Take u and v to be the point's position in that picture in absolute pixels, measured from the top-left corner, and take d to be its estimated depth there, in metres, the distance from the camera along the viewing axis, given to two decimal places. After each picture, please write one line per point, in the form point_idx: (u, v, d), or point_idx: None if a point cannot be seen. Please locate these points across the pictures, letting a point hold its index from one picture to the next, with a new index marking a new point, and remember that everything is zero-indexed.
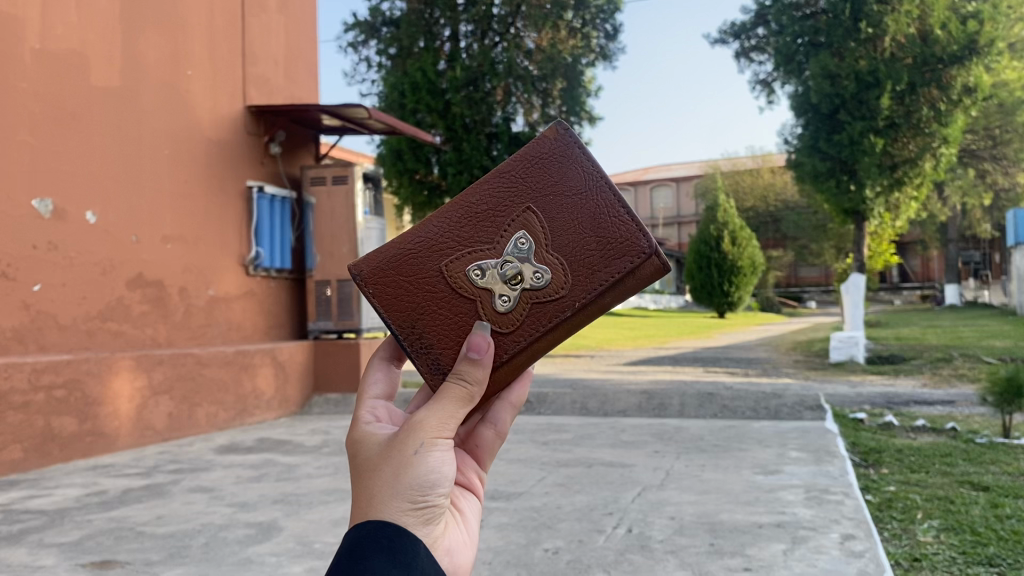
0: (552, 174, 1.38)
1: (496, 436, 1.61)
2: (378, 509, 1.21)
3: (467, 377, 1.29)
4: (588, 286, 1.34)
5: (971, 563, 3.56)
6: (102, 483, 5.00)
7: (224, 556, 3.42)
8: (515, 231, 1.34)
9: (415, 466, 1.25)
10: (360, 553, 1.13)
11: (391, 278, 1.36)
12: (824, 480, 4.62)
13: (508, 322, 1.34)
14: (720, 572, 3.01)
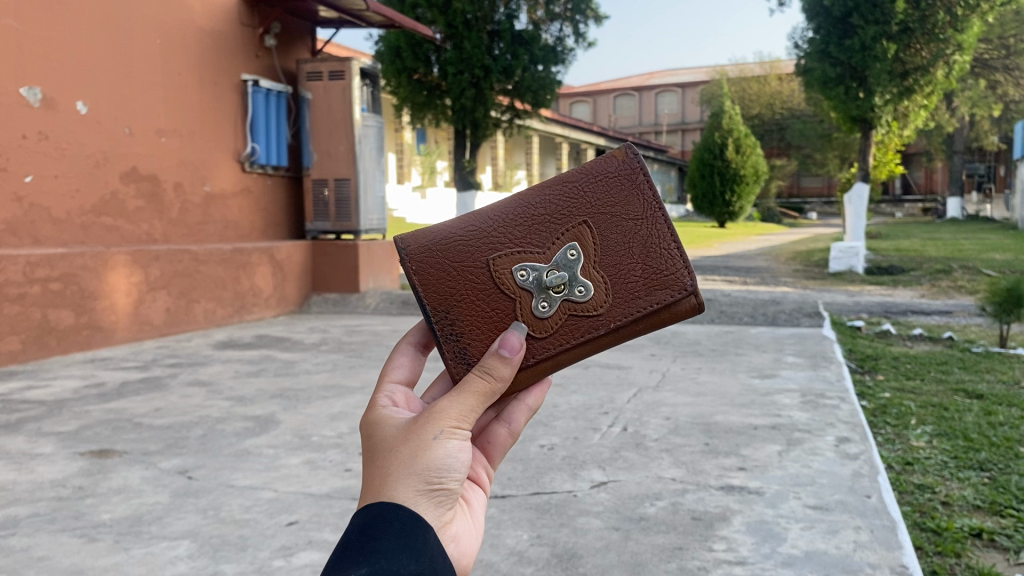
0: (614, 195, 1.29)
1: (509, 436, 1.40)
2: (394, 489, 1.05)
3: (492, 373, 1.16)
4: (627, 310, 1.27)
5: (962, 467, 3.59)
6: (101, 376, 5.01)
7: (222, 447, 3.44)
8: (568, 242, 1.26)
9: (433, 451, 1.09)
10: (374, 535, 0.99)
11: (437, 259, 1.26)
12: (821, 384, 4.62)
13: (542, 325, 1.25)
14: (714, 471, 3.02)
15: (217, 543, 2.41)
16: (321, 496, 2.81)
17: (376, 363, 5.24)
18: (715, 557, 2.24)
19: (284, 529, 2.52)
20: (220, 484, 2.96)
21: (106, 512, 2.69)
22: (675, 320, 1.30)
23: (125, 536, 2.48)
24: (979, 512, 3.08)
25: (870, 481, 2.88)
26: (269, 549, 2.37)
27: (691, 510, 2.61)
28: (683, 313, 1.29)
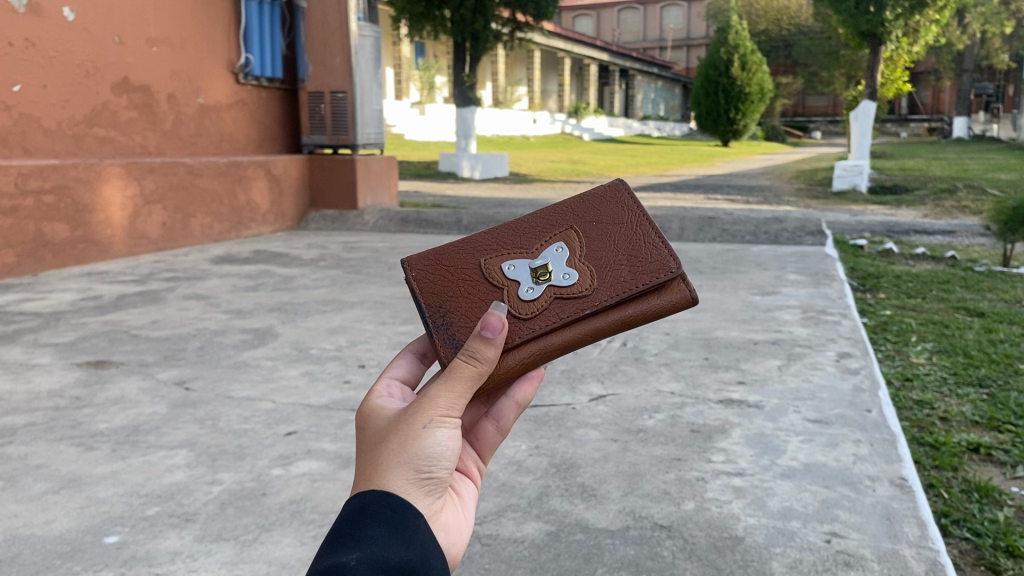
0: (597, 202, 1.29)
1: (497, 433, 1.27)
2: (382, 477, 0.98)
3: (477, 355, 1.05)
4: (613, 290, 1.21)
5: (961, 383, 3.59)
6: (97, 289, 4.97)
7: (220, 358, 3.43)
8: (555, 240, 1.23)
9: (421, 441, 1.01)
10: (365, 520, 0.92)
11: (432, 265, 1.24)
12: (822, 301, 4.59)
13: (529, 309, 1.18)
14: (713, 384, 3.01)
15: (214, 453, 2.40)
16: (319, 407, 2.79)
17: (374, 279, 5.19)
18: (713, 469, 2.23)
19: (283, 439, 2.51)
20: (218, 395, 2.95)
21: (103, 422, 2.67)
22: (661, 308, 1.24)
23: (122, 445, 2.46)
24: (977, 427, 3.08)
25: (870, 395, 2.87)
26: (267, 459, 2.36)
27: (689, 423, 2.59)
28: (672, 301, 1.24)
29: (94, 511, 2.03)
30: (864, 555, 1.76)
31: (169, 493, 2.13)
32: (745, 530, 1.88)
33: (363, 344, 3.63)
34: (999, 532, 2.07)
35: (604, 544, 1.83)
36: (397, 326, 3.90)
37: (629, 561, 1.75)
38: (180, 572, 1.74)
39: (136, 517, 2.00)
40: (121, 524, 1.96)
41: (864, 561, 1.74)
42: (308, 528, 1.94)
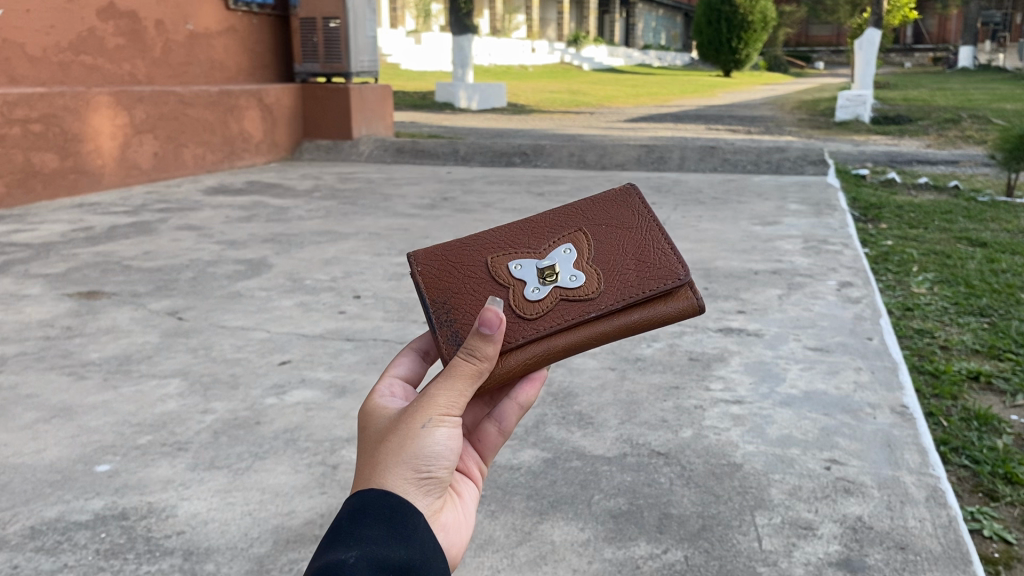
0: (606, 208, 1.20)
1: (499, 435, 1.14)
2: (379, 476, 0.87)
3: (476, 353, 0.93)
4: (620, 295, 1.13)
5: (962, 313, 3.55)
6: (89, 220, 4.90)
7: (213, 289, 3.38)
8: (564, 241, 1.15)
9: (421, 441, 0.90)
10: (364, 518, 0.81)
11: (437, 261, 1.16)
12: (823, 231, 4.53)
13: (534, 310, 1.11)
14: (713, 314, 2.96)
15: (207, 382, 2.37)
16: (314, 337, 2.76)
17: (369, 210, 5.10)
18: (712, 397, 2.20)
19: (277, 369, 2.48)
20: (211, 325, 2.90)
21: (95, 352, 2.64)
22: (667, 315, 1.16)
23: (114, 375, 2.43)
24: (978, 356, 3.05)
25: (872, 323, 2.83)
26: (261, 388, 2.33)
27: (688, 352, 2.56)
28: (678, 310, 1.17)
29: (85, 440, 2.00)
30: (864, 482, 1.74)
31: (162, 422, 2.11)
32: (743, 457, 1.86)
33: (357, 275, 3.57)
34: (998, 458, 2.05)
35: (601, 471, 1.81)
36: (393, 257, 3.84)
37: (626, 487, 1.73)
38: (173, 500, 1.72)
39: (128, 446, 1.97)
40: (113, 453, 1.94)
41: (864, 487, 1.72)
42: (302, 456, 1.92)
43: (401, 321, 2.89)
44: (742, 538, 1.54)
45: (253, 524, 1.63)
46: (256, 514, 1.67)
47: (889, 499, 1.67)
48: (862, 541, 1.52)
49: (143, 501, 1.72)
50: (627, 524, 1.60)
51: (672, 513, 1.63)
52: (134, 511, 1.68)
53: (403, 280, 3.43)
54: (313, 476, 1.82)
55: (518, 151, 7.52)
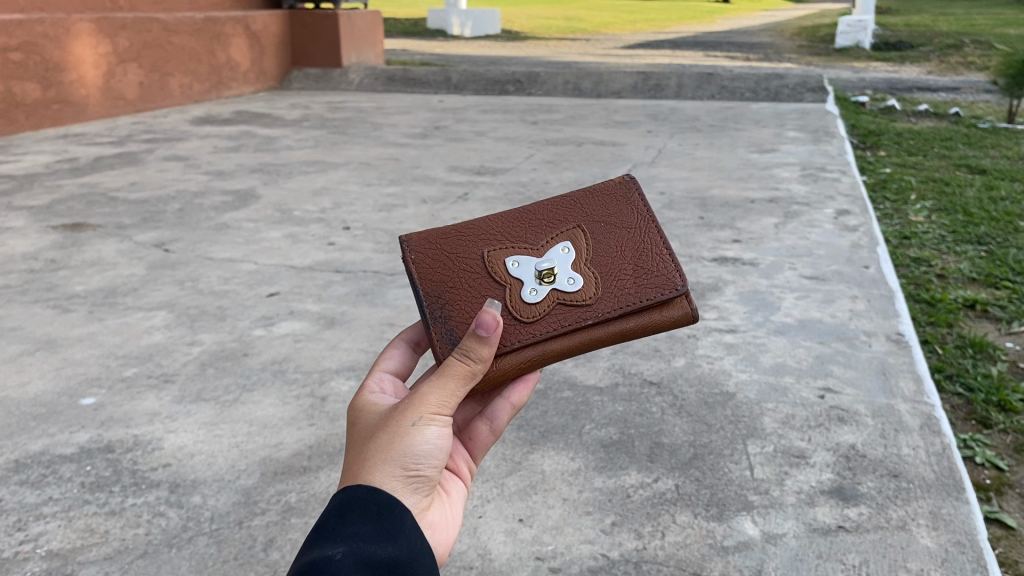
0: (605, 204, 1.13)
1: (490, 435, 1.06)
2: (366, 472, 0.80)
3: (470, 354, 0.87)
4: (616, 302, 1.08)
5: (960, 241, 3.50)
6: (73, 151, 4.81)
7: (200, 221, 3.32)
8: (563, 238, 1.08)
9: (410, 440, 0.83)
10: (350, 515, 0.75)
11: (432, 248, 1.07)
12: (821, 159, 4.45)
13: (532, 312, 1.05)
14: (708, 244, 2.90)
15: (194, 315, 2.33)
16: (302, 269, 2.71)
17: (359, 140, 5.00)
18: (706, 327, 2.17)
19: (265, 301, 2.44)
20: (198, 257, 2.85)
21: (79, 284, 2.60)
22: (659, 324, 1.10)
23: (100, 308, 2.40)
24: (974, 285, 3.02)
25: (868, 252, 2.79)
26: (249, 320, 2.30)
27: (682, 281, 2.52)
28: (672, 318, 1.10)
29: (69, 373, 1.97)
30: (858, 411, 1.72)
31: (148, 354, 2.08)
32: (736, 385, 1.84)
33: (347, 206, 3.50)
34: (992, 386, 2.03)
35: (592, 401, 1.78)
36: (383, 188, 3.77)
37: (617, 418, 1.71)
38: (159, 433, 1.70)
39: (113, 378, 1.95)
40: (98, 385, 1.91)
41: (858, 416, 1.70)
42: (291, 388, 1.89)
43: (391, 253, 2.83)
44: (733, 468, 1.52)
45: (240, 456, 1.61)
46: (243, 446, 1.65)
47: (883, 428, 1.65)
48: (854, 470, 1.51)
49: (129, 434, 1.69)
50: (618, 454, 1.58)
51: (663, 443, 1.61)
52: (120, 444, 1.66)
53: (393, 211, 3.36)
54: (301, 408, 1.80)
55: (512, 78, 7.38)
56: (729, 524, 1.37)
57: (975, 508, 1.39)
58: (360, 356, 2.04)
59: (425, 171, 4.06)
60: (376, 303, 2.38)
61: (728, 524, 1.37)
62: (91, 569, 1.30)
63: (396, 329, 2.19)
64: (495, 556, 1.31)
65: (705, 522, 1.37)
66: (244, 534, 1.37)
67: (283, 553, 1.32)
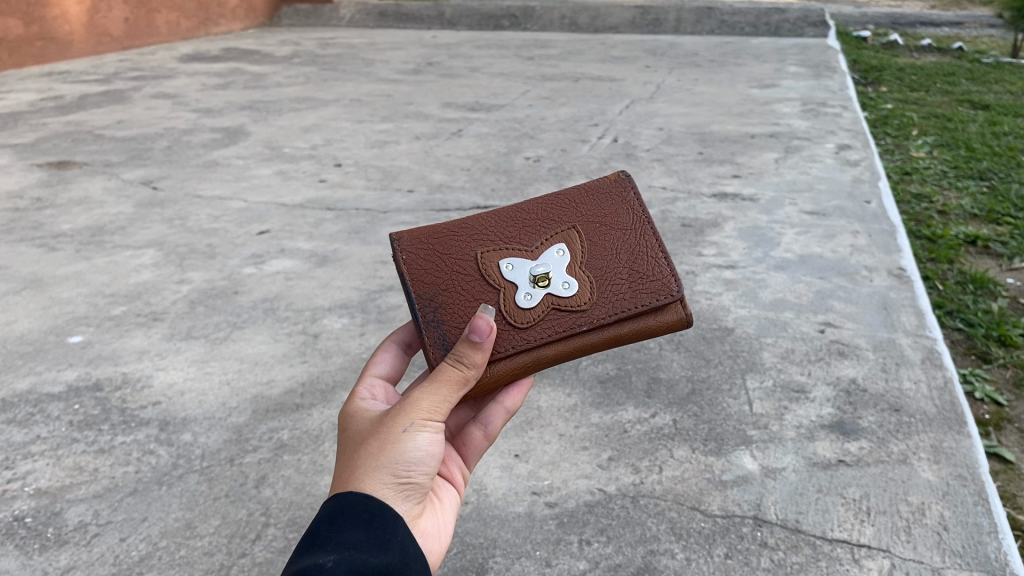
0: (600, 206, 1.09)
1: (485, 440, 1.00)
2: (357, 478, 0.76)
3: (463, 360, 0.84)
4: (612, 306, 1.04)
5: (962, 177, 3.45)
6: (58, 89, 4.70)
7: (189, 159, 3.25)
8: (557, 241, 1.05)
9: (401, 447, 0.79)
10: (342, 523, 0.71)
11: (425, 249, 1.04)
12: (822, 94, 4.37)
13: (526, 317, 1.01)
14: (707, 180, 2.84)
15: (182, 253, 2.29)
16: (293, 206, 2.65)
17: (351, 76, 4.89)
18: (704, 263, 2.13)
19: (256, 239, 2.39)
20: (187, 195, 2.79)
21: (66, 223, 2.55)
22: (654, 329, 1.06)
23: (86, 246, 2.35)
24: (976, 221, 2.97)
25: (870, 187, 2.74)
26: (239, 258, 2.25)
27: (680, 218, 2.47)
28: (667, 323, 1.06)
29: (56, 312, 1.94)
30: (858, 345, 1.69)
31: (136, 293, 2.04)
32: (735, 321, 1.81)
33: (339, 143, 3.43)
34: (993, 322, 2.00)
35: None
36: (375, 125, 3.69)
37: (614, 353, 1.69)
38: (148, 370, 1.67)
39: (102, 317, 1.91)
40: (86, 324, 1.88)
41: (858, 350, 1.68)
42: (282, 326, 1.86)
43: (384, 190, 2.77)
44: (731, 403, 1.50)
45: (231, 394, 1.58)
46: (234, 384, 1.62)
47: (884, 362, 1.62)
48: (855, 404, 1.49)
49: (118, 372, 1.67)
50: (615, 389, 1.56)
51: (661, 378, 1.59)
52: (109, 382, 1.63)
53: (386, 148, 3.29)
54: (293, 345, 1.77)
55: (507, 13, 7.22)
56: (727, 459, 1.35)
57: (977, 441, 1.36)
58: (353, 294, 2.00)
59: (418, 108, 3.97)
60: (370, 240, 2.34)
61: (727, 458, 1.35)
62: (81, 507, 1.28)
63: (389, 267, 2.15)
64: (491, 491, 1.29)
65: (703, 456, 1.35)
66: (235, 471, 1.35)
67: (275, 490, 1.30)
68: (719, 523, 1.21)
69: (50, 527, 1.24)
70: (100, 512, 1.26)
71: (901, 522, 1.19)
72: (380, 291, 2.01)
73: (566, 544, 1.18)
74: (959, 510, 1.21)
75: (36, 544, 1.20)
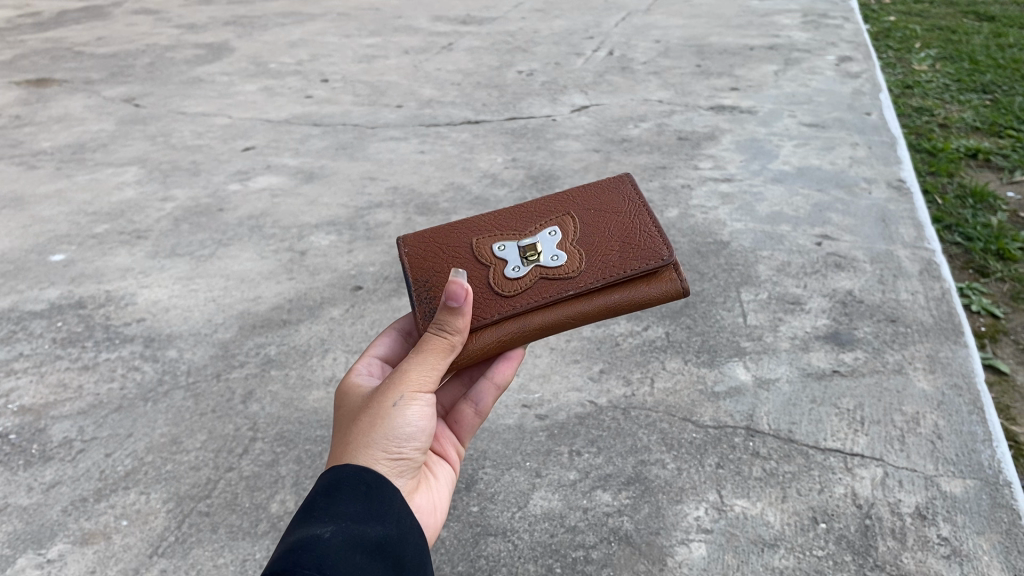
0: (595, 192, 1.05)
1: (476, 417, 0.95)
2: (349, 454, 0.72)
3: (445, 329, 0.80)
4: (601, 274, 0.97)
5: (965, 91, 3.36)
6: (36, 6, 4.54)
7: (172, 75, 3.15)
8: (552, 223, 1.01)
9: (392, 422, 0.75)
10: (339, 494, 0.66)
11: (424, 237, 1.02)
12: (823, 5, 4.23)
13: (514, 287, 0.96)
14: (704, 93, 2.77)
15: (166, 170, 2.24)
16: (280, 123, 2.58)
17: None
18: (701, 176, 2.08)
19: (241, 155, 2.33)
20: (170, 112, 2.72)
21: (46, 141, 2.48)
22: (646, 299, 0.99)
23: (68, 164, 2.30)
24: (977, 134, 2.90)
25: (870, 99, 2.67)
26: (223, 175, 2.20)
27: (677, 131, 2.41)
28: (661, 291, 0.98)
29: (38, 231, 1.90)
30: (856, 257, 1.66)
31: (120, 210, 1.99)
32: (731, 234, 1.78)
33: (326, 58, 3.32)
34: (992, 236, 1.95)
35: None
36: (363, 39, 3.57)
37: None
38: (132, 288, 1.64)
39: (84, 235, 1.87)
40: (68, 242, 1.84)
41: (856, 262, 1.64)
42: (268, 243, 1.82)
43: (372, 106, 2.70)
44: (725, 315, 1.48)
45: (217, 311, 1.56)
46: (220, 301, 1.59)
47: (881, 273, 1.59)
48: (851, 315, 1.46)
49: (101, 290, 1.63)
50: None
51: None
52: (92, 300, 1.60)
53: (374, 63, 3.20)
54: (280, 262, 1.73)
55: None
56: (720, 370, 1.33)
57: (974, 350, 1.35)
58: (340, 211, 1.95)
59: (407, 22, 3.85)
60: (357, 157, 2.28)
61: (720, 370, 1.33)
62: (65, 424, 1.26)
63: (378, 183, 2.10)
64: None
65: (696, 368, 1.34)
66: (222, 386, 1.33)
67: (262, 405, 1.28)
68: (711, 434, 1.19)
69: (34, 444, 1.22)
70: (85, 428, 1.25)
71: (895, 431, 1.18)
72: (368, 207, 1.97)
73: (556, 455, 1.17)
74: (952, 419, 1.20)
75: (22, 460, 1.19)
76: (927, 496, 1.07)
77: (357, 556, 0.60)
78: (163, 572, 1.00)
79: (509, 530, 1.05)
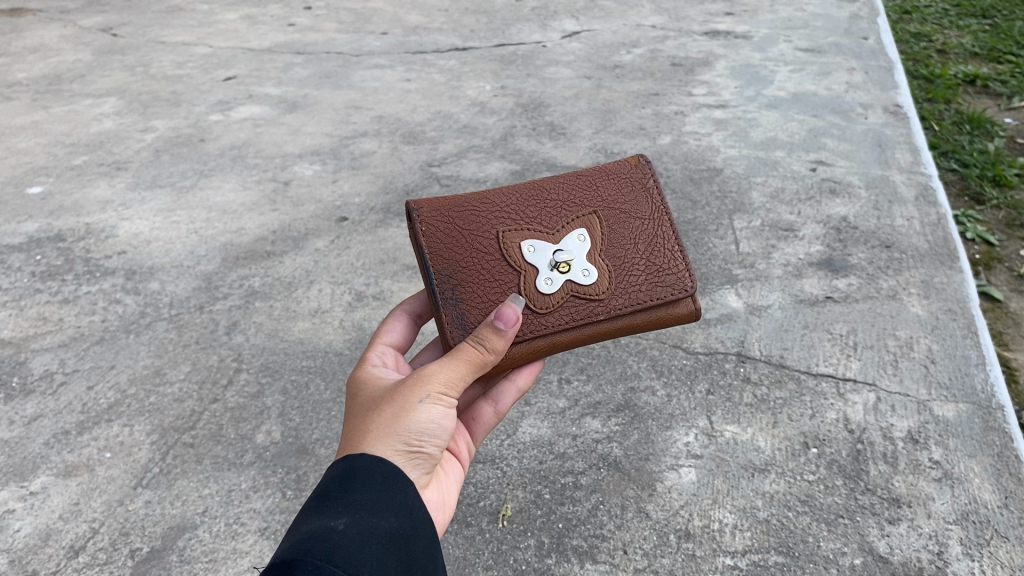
0: (623, 191, 0.90)
1: (493, 417, 0.89)
2: (367, 443, 0.67)
3: (485, 344, 0.75)
4: (627, 299, 0.87)
5: (963, 16, 3.28)
6: None
7: (150, 4, 3.05)
8: (579, 226, 0.87)
9: (414, 417, 0.70)
10: (355, 482, 0.62)
11: (445, 223, 0.84)
12: None
13: (544, 302, 0.85)
14: (698, 18, 2.69)
15: (146, 101, 2.18)
16: (262, 51, 2.51)
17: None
18: (694, 103, 2.03)
19: (222, 85, 2.27)
20: (149, 41, 2.64)
21: (20, 73, 2.41)
22: (661, 325, 0.90)
23: (44, 95, 2.23)
24: (976, 60, 2.84)
25: (868, 23, 2.60)
26: (205, 105, 2.14)
27: (670, 57, 2.35)
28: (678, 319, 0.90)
29: (14, 164, 1.85)
30: (851, 183, 1.63)
31: (98, 141, 1.94)
32: (724, 162, 1.74)
33: None
34: (988, 162, 1.92)
35: None
36: None
37: None
38: (112, 220, 1.60)
39: (62, 167, 1.82)
40: (45, 175, 1.79)
41: (851, 189, 1.61)
42: (251, 174, 1.77)
43: (355, 33, 2.62)
44: (718, 243, 1.45)
45: (199, 242, 1.52)
46: (202, 233, 1.55)
47: (876, 199, 1.56)
48: (845, 241, 1.44)
49: (80, 223, 1.60)
50: None
51: None
52: (71, 232, 1.56)
53: None
54: (262, 193, 1.69)
55: None
56: (712, 298, 1.31)
57: (969, 275, 1.33)
58: (325, 141, 1.91)
59: None
60: (342, 85, 2.22)
61: (711, 297, 1.31)
62: (46, 357, 1.24)
63: (362, 112, 2.05)
64: None
65: None
66: (205, 318, 1.31)
67: (246, 337, 1.26)
68: (701, 360, 1.18)
69: (15, 377, 1.20)
70: (66, 361, 1.23)
71: (889, 356, 1.17)
72: (354, 136, 1.92)
73: (545, 383, 1.16)
74: (946, 343, 1.19)
75: (2, 393, 1.17)
76: (920, 421, 1.06)
77: (372, 550, 0.56)
78: (148, 503, 0.99)
79: (498, 458, 1.04)
